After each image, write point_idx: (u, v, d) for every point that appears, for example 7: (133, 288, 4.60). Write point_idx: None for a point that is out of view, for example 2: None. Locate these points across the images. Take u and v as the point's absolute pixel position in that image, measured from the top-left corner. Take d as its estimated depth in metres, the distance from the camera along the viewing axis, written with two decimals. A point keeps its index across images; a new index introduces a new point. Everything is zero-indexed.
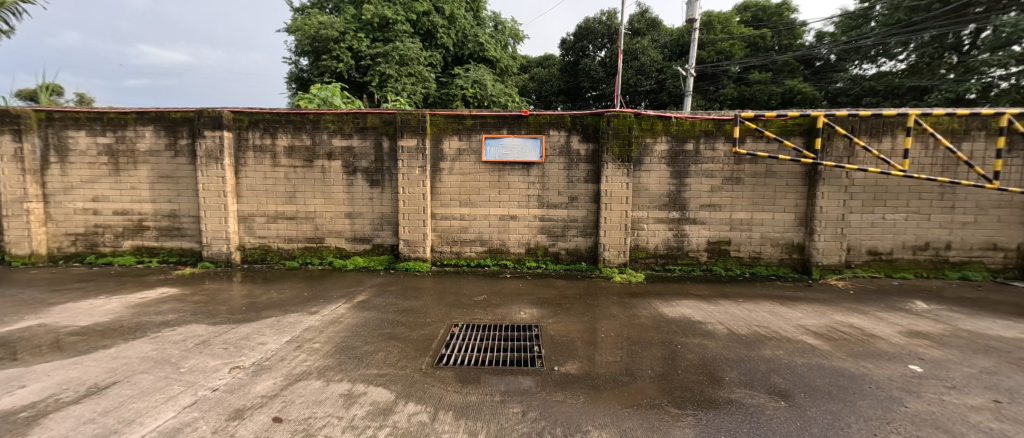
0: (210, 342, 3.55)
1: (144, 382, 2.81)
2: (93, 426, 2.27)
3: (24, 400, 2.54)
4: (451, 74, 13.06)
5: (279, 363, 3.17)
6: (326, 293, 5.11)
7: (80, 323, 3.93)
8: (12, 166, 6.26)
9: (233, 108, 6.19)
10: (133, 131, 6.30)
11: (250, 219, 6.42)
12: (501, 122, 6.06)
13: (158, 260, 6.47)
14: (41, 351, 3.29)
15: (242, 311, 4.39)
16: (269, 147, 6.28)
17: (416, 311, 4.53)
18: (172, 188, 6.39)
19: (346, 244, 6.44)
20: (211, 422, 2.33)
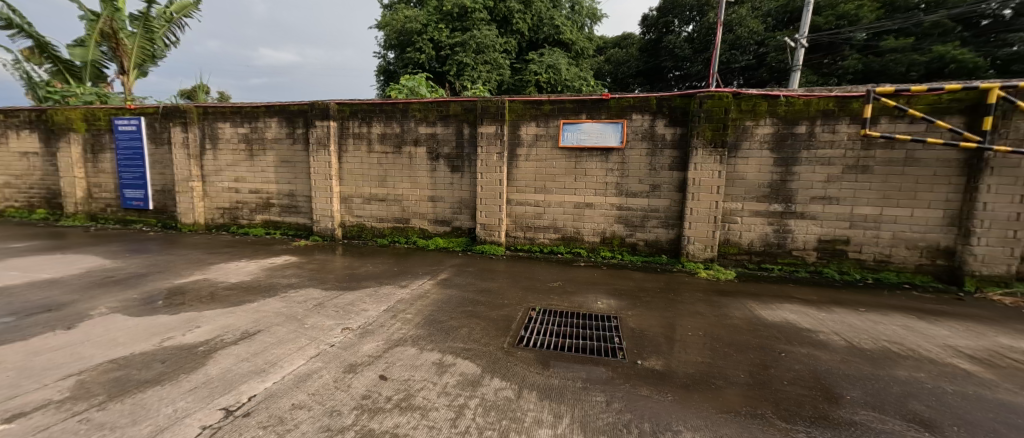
0: (324, 304, 4.08)
1: (280, 333, 3.34)
2: (247, 364, 2.77)
3: (200, 337, 3.18)
4: (525, 60, 13.02)
5: (381, 328, 3.53)
6: (412, 269, 5.54)
7: (230, 280, 4.79)
8: (181, 152, 7.73)
9: (337, 100, 6.89)
10: (263, 122, 7.35)
11: (349, 200, 7.16)
12: (579, 107, 5.90)
13: (280, 232, 7.58)
14: (206, 301, 4.07)
15: (345, 280, 4.97)
16: (365, 135, 6.89)
17: (493, 291, 4.71)
18: (290, 172, 7.37)
19: (428, 225, 6.87)
20: (329, 372, 2.70)
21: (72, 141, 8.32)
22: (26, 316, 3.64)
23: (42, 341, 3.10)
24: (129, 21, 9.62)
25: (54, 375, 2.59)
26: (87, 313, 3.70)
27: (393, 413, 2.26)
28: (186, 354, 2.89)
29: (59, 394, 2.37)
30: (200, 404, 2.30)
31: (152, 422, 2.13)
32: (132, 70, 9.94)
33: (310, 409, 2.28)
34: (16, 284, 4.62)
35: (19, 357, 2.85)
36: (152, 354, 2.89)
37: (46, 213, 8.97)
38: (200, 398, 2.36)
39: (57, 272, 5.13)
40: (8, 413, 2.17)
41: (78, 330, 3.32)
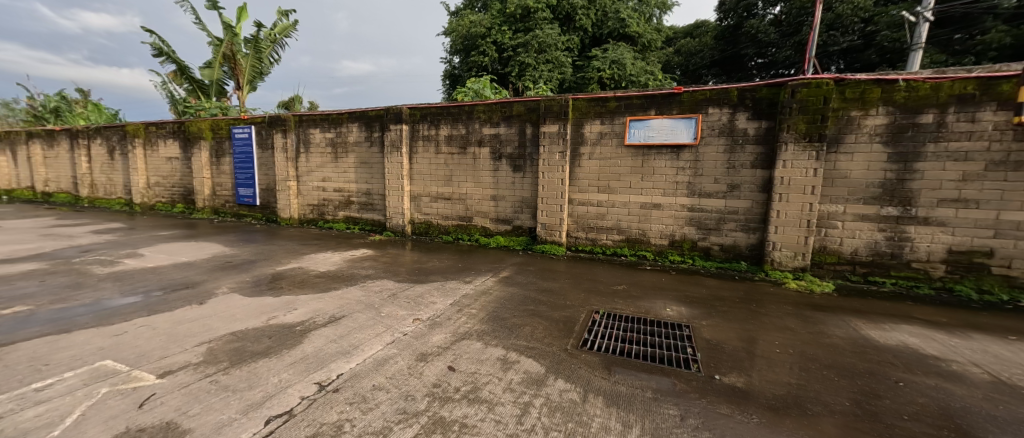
0: (397, 295, 4.33)
1: (360, 319, 3.62)
2: (334, 346, 3.10)
3: (297, 318, 3.62)
4: (588, 56, 12.73)
5: (450, 321, 3.67)
6: (475, 266, 5.68)
7: (318, 269, 5.30)
8: (280, 155, 8.72)
9: (410, 105, 7.28)
10: (346, 127, 8.02)
11: (418, 199, 7.52)
12: (648, 102, 5.61)
13: (359, 227, 8.21)
14: (299, 286, 4.56)
15: (414, 274, 5.23)
16: (434, 136, 7.20)
17: (555, 292, 4.65)
18: (368, 172, 7.95)
19: (490, 224, 6.99)
20: (404, 358, 2.91)
21: (202, 147, 9.75)
22: (171, 291, 4.40)
23: (182, 313, 3.76)
24: (243, 43, 11.13)
25: (193, 341, 3.18)
26: (213, 292, 4.36)
27: (462, 403, 2.36)
28: (285, 332, 3.33)
29: (196, 357, 2.91)
30: (298, 377, 2.66)
31: (262, 389, 2.51)
32: (245, 86, 11.67)
33: (388, 391, 2.49)
34: (162, 264, 5.53)
35: (166, 326, 3.48)
36: (260, 331, 3.37)
37: (184, 208, 10.69)
38: (298, 372, 2.72)
39: (192, 255, 6.07)
40: (161, 369, 2.73)
41: (206, 306, 3.94)
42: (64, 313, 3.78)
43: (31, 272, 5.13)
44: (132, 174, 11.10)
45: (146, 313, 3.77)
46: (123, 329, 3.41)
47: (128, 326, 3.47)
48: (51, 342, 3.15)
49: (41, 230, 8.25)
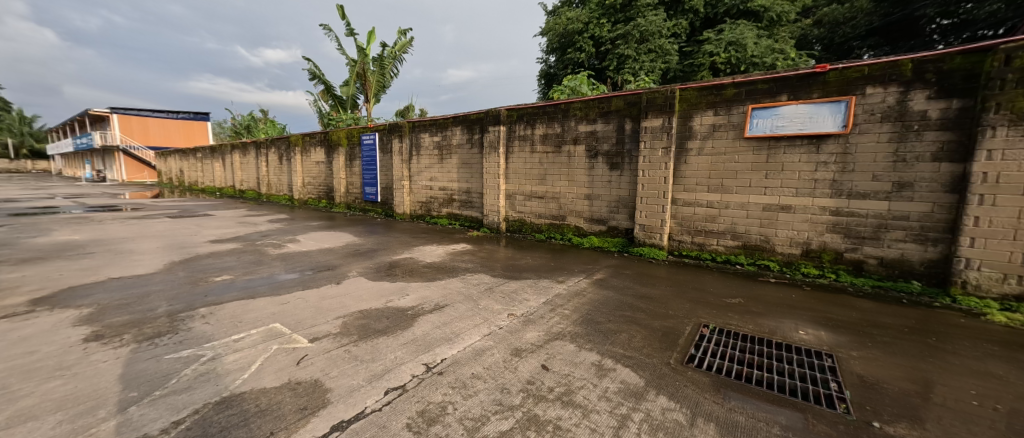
0: (493, 289, 4.42)
1: (461, 309, 3.83)
2: (439, 332, 3.36)
3: (410, 302, 4.01)
4: (698, 41, 11.64)
5: (541, 319, 3.63)
6: (567, 266, 5.52)
7: (425, 260, 5.72)
8: (396, 158, 9.69)
9: (507, 107, 7.41)
10: (450, 130, 8.53)
11: (513, 197, 7.60)
12: (778, 86, 4.80)
13: (459, 223, 8.65)
14: (409, 275, 4.97)
15: (508, 270, 5.28)
16: (529, 136, 7.21)
17: (655, 299, 4.24)
18: (468, 172, 8.34)
19: (584, 224, 6.73)
20: (499, 351, 3.02)
21: (340, 153, 11.45)
22: (318, 271, 5.22)
23: (325, 289, 4.44)
24: (371, 61, 12.90)
25: (334, 314, 3.74)
26: (346, 274, 5.04)
27: (555, 404, 2.37)
28: (400, 315, 3.71)
29: (335, 328, 3.43)
30: (410, 356, 2.96)
31: (382, 363, 2.87)
32: (373, 99, 13.47)
33: (485, 381, 2.63)
34: (311, 249, 6.55)
35: (314, 299, 4.13)
36: (381, 312, 3.81)
37: (326, 203, 12.55)
38: (411, 352, 3.03)
39: (333, 242, 7.10)
40: (311, 335, 3.30)
41: (343, 285, 4.59)
42: (250, 282, 4.72)
43: (232, 250, 6.51)
44: (293, 176, 13.55)
45: (301, 288, 4.51)
46: (287, 299, 4.17)
47: (292, 296, 4.24)
48: (240, 307, 3.95)
49: (237, 218, 10.55)
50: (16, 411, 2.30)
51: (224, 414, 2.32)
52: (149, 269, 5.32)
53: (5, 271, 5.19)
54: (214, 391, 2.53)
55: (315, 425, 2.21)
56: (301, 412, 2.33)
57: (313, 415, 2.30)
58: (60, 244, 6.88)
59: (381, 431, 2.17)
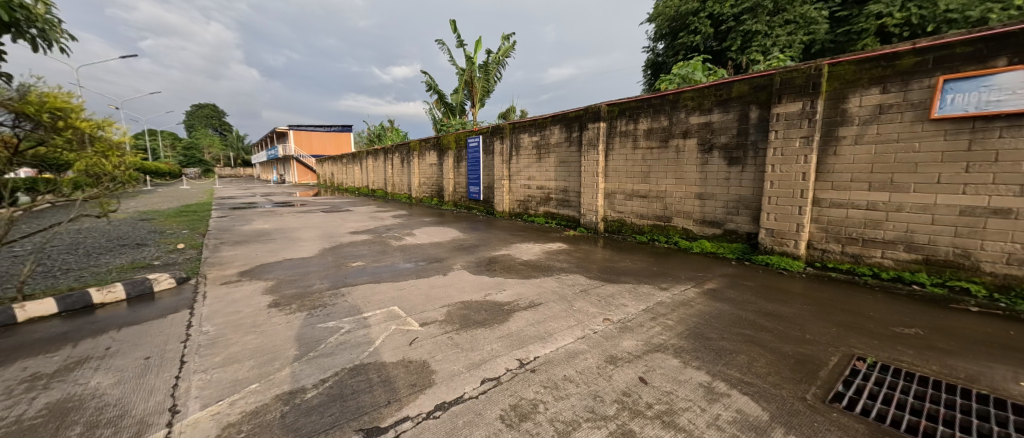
0: (588, 291, 4.14)
1: (554, 309, 3.65)
2: (533, 329, 3.24)
3: (508, 297, 3.99)
4: (856, 4, 9.81)
5: (640, 327, 3.26)
6: (673, 271, 4.94)
7: (522, 257, 5.70)
8: (498, 158, 9.96)
9: (608, 102, 7.00)
10: (549, 130, 8.43)
11: (612, 196, 7.14)
12: (993, 47, 3.57)
13: (556, 222, 8.49)
14: (505, 271, 4.98)
15: (606, 272, 4.92)
16: (631, 132, 6.69)
17: (784, 318, 3.50)
18: (565, 170, 8.13)
19: (694, 226, 5.99)
20: (592, 357, 2.79)
21: (449, 156, 12.34)
22: (429, 262, 5.57)
23: (435, 279, 4.71)
24: (478, 68, 13.55)
25: (441, 302, 3.90)
26: (451, 267, 5.29)
27: (655, 423, 2.11)
28: (497, 309, 3.69)
29: (441, 316, 3.56)
30: (505, 350, 2.91)
31: (480, 352, 2.87)
32: (478, 104, 14.15)
33: (577, 385, 2.46)
34: (423, 242, 7.08)
35: (424, 287, 4.41)
36: (481, 304, 3.85)
37: (436, 201, 13.56)
38: (506, 345, 2.97)
39: (442, 237, 7.58)
40: (421, 320, 3.47)
41: (448, 276, 4.81)
42: (377, 270, 5.24)
43: (364, 240, 7.39)
44: (411, 176, 15.03)
45: (415, 276, 4.87)
46: (404, 285, 4.52)
47: (409, 283, 4.58)
48: (367, 289, 4.41)
49: (370, 213, 12.10)
50: (230, 354, 2.93)
51: (354, 379, 2.57)
52: (308, 253, 6.30)
53: (226, 248, 6.78)
54: (351, 357, 2.85)
55: (420, 403, 2.32)
56: (412, 387, 2.47)
57: (421, 392, 2.42)
58: (253, 230, 8.74)
59: (476, 418, 2.18)
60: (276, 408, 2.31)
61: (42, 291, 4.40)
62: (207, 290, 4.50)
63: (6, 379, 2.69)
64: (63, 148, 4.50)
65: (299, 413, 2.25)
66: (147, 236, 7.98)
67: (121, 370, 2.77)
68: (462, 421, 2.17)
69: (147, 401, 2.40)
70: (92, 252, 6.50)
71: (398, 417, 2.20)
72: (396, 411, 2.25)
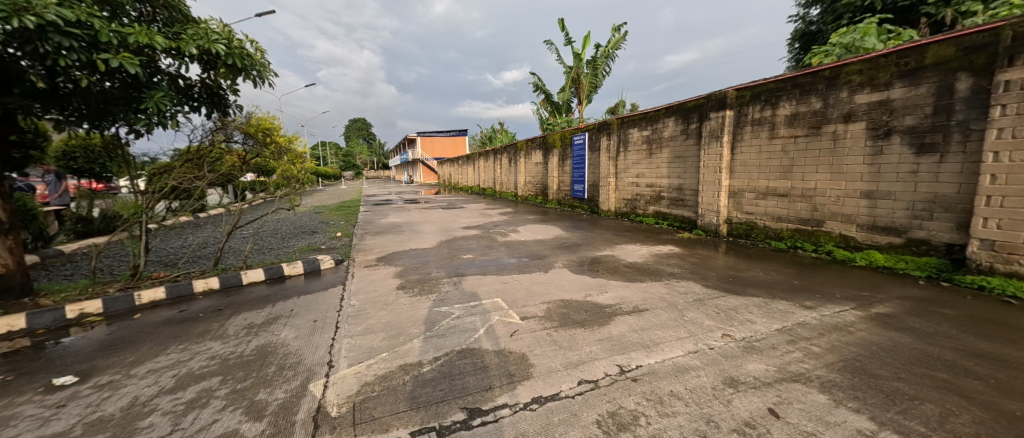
0: (705, 302, 3.57)
1: (662, 317, 3.23)
2: (635, 337, 2.88)
3: (609, 300, 3.67)
4: None
5: (770, 350, 2.64)
6: (822, 287, 3.99)
7: (628, 260, 5.27)
8: (604, 155, 9.52)
9: (737, 86, 6.07)
10: (662, 123, 7.71)
11: (739, 194, 6.16)
12: None
13: (667, 223, 7.72)
14: (610, 273, 4.64)
15: (729, 282, 4.21)
16: (768, 119, 5.66)
17: (1009, 364, 2.48)
18: (681, 166, 7.33)
19: (858, 232, 4.80)
20: (706, 375, 2.34)
21: (554, 154, 12.27)
22: (530, 259, 5.51)
23: (535, 276, 4.62)
24: (585, 65, 13.19)
25: (540, 299, 3.77)
26: (552, 264, 5.14)
27: None
28: (598, 311, 3.42)
29: (541, 312, 3.42)
30: (604, 354, 2.63)
31: (578, 353, 2.65)
32: (585, 101, 13.70)
33: (685, 404, 2.09)
34: (527, 239, 7.11)
35: (526, 283, 4.36)
36: (581, 304, 3.61)
37: (541, 199, 13.61)
38: (605, 349, 2.69)
39: (544, 234, 7.51)
40: (521, 314, 3.39)
41: (549, 274, 4.68)
42: (484, 263, 5.39)
43: (471, 235, 7.74)
44: (517, 175, 15.38)
45: (518, 271, 4.85)
46: (508, 279, 4.54)
47: (511, 278, 4.58)
48: (476, 280, 4.55)
49: (479, 210, 12.73)
50: (370, 325, 3.26)
51: (461, 361, 2.60)
52: (427, 244, 6.85)
53: (367, 237, 7.78)
54: (461, 341, 2.89)
55: (517, 393, 2.22)
56: (510, 377, 2.38)
57: (520, 383, 2.32)
58: (387, 222, 9.95)
59: (572, 418, 1.99)
60: (400, 375, 2.44)
61: (255, 263, 5.62)
62: (356, 271, 5.14)
63: (235, 324, 3.42)
64: (269, 158, 6.03)
65: (419, 383, 2.33)
66: (319, 225, 9.74)
67: (298, 328, 3.29)
68: (557, 418, 2.00)
69: (314, 354, 2.78)
70: (285, 236, 8.15)
71: (498, 402, 2.14)
72: (497, 396, 2.19)
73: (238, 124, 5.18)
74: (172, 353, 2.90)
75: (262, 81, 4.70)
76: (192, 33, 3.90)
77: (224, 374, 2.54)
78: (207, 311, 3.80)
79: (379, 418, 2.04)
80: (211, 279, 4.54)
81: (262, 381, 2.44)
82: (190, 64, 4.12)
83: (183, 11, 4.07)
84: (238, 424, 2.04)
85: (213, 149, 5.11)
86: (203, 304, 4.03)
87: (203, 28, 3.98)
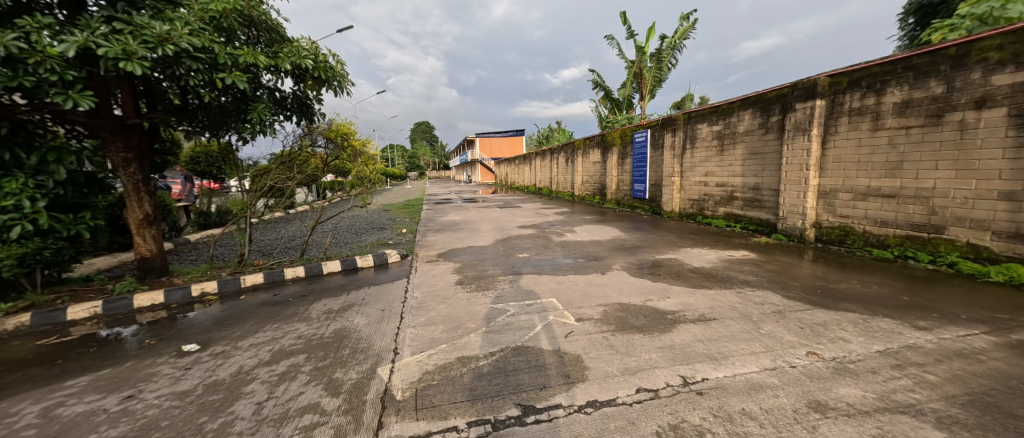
0: (786, 314, 3.17)
1: (734, 328, 2.91)
2: (701, 347, 2.63)
3: (672, 307, 3.41)
4: None
5: (870, 374, 2.25)
6: (941, 305, 3.35)
7: (695, 264, 4.88)
8: (668, 153, 8.97)
9: (830, 72, 5.36)
10: (737, 116, 7.07)
11: (831, 194, 5.43)
12: None
13: (741, 226, 7.05)
14: (673, 277, 4.33)
15: (816, 293, 3.71)
16: (871, 108, 4.92)
17: None
18: (759, 163, 6.66)
19: (996, 241, 4.00)
20: (787, 395, 2.05)
21: (614, 153, 11.84)
22: (587, 260, 5.33)
23: (592, 277, 4.45)
24: (649, 58, 12.52)
25: (597, 301, 3.61)
26: (610, 266, 4.92)
27: None
28: (659, 317, 3.18)
29: (597, 315, 3.27)
30: (665, 362, 2.43)
31: (637, 359, 2.47)
32: (648, 96, 13.03)
33: (760, 425, 1.84)
34: (584, 239, 6.91)
35: (582, 284, 4.21)
36: (640, 309, 3.40)
37: (598, 199, 13.20)
38: (667, 358, 2.49)
39: (602, 235, 7.25)
40: (577, 315, 3.27)
41: (606, 276, 4.48)
42: (539, 262, 5.32)
43: (527, 234, 7.71)
44: (574, 175, 15.08)
45: (573, 272, 4.71)
46: (563, 279, 4.43)
47: (565, 278, 4.46)
48: (531, 279, 4.49)
49: (535, 209, 12.68)
50: (430, 317, 3.34)
51: (515, 358, 2.55)
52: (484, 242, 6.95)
53: (427, 234, 8.10)
54: (516, 338, 2.86)
55: (571, 394, 2.12)
56: (564, 379, 2.28)
57: (573, 385, 2.21)
58: (447, 220, 10.28)
59: (629, 427, 1.85)
60: (457, 367, 2.46)
61: (334, 255, 6.12)
62: (418, 265, 5.35)
63: (317, 309, 3.72)
64: (348, 160, 6.46)
65: (474, 376, 2.33)
66: (387, 222, 10.36)
67: (368, 315, 3.48)
68: (613, 424, 1.87)
69: (382, 340, 2.91)
70: (358, 231, 8.77)
71: (552, 403, 2.05)
72: (551, 397, 2.11)
73: (322, 130, 5.63)
74: (269, 330, 3.21)
75: (342, 91, 5.07)
76: (287, 51, 4.30)
77: (308, 353, 2.75)
78: (295, 296, 4.18)
79: (438, 406, 2.06)
80: (298, 268, 4.98)
81: (338, 361, 2.60)
82: (286, 78, 4.54)
83: (280, 32, 4.51)
84: (319, 398, 2.16)
85: (301, 153, 5.65)
86: (292, 289, 4.45)
87: (296, 46, 4.36)
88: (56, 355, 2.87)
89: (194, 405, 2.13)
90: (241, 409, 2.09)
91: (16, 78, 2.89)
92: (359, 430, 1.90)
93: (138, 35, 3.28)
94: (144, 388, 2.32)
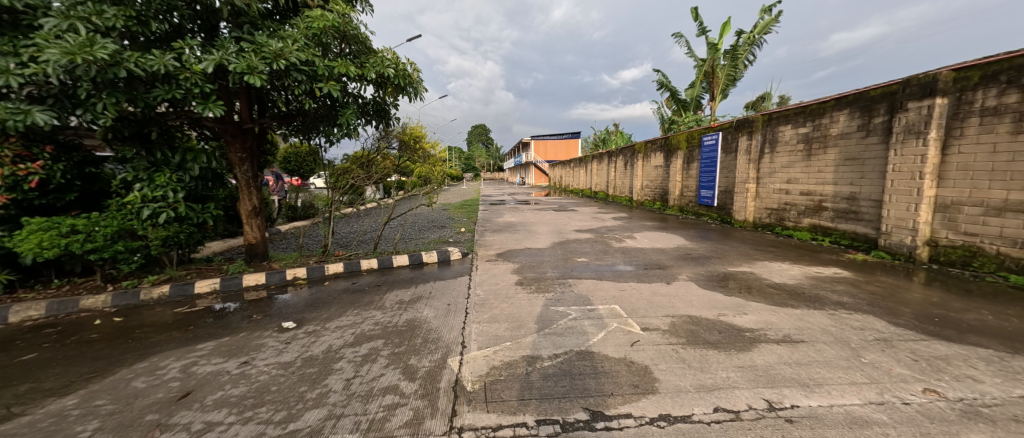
0: (892, 343, 2.79)
1: (827, 354, 2.63)
2: (788, 371, 2.41)
3: (749, 324, 3.16)
4: None
5: (1011, 422, 1.90)
6: None
7: (774, 279, 4.47)
8: (743, 157, 8.30)
9: (957, 65, 4.62)
10: (830, 117, 6.35)
11: (953, 208, 4.66)
12: None
13: (831, 240, 6.30)
14: (749, 293, 4.00)
15: (931, 322, 3.22)
16: (1013, 106, 4.16)
17: None
18: (858, 170, 5.91)
19: None
20: (899, 435, 1.82)
21: (679, 156, 11.20)
22: (649, 268, 5.13)
23: (656, 287, 4.27)
24: (722, 55, 11.69)
25: (662, 312, 3.47)
26: (675, 276, 4.68)
27: None
28: (736, 334, 2.96)
29: (663, 326, 3.15)
30: (745, 383, 2.27)
31: (712, 377, 2.33)
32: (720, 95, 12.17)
33: None
34: (646, 247, 6.64)
35: (647, 293, 4.04)
36: (712, 323, 3.19)
37: (660, 205, 12.57)
38: (747, 379, 2.31)
39: (666, 243, 6.90)
40: (642, 324, 3.17)
41: (671, 286, 4.27)
42: (599, 267, 5.22)
43: (586, 238, 7.60)
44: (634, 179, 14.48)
45: (635, 279, 4.56)
46: (624, 286, 4.30)
47: (627, 286, 4.33)
48: (592, 284, 4.42)
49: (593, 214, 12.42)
50: (494, 315, 3.44)
51: (580, 362, 2.54)
52: (542, 245, 6.97)
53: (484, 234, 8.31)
54: (578, 342, 2.85)
55: (639, 405, 2.07)
56: (633, 388, 2.23)
57: (643, 396, 2.15)
58: (504, 221, 10.47)
59: None
60: (522, 365, 2.51)
61: (401, 250, 6.50)
62: (478, 264, 5.52)
63: (390, 299, 3.99)
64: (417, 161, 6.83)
65: (539, 376, 2.36)
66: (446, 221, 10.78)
67: (435, 309, 3.67)
68: None
69: (450, 333, 3.05)
70: (421, 229, 9.23)
71: (621, 411, 2.02)
72: (619, 405, 2.08)
73: (397, 133, 6.00)
74: (349, 316, 3.51)
75: (417, 97, 5.40)
76: (372, 62, 4.64)
77: (385, 339, 2.97)
78: (371, 285, 4.53)
79: (507, 401, 2.12)
80: (371, 260, 5.39)
81: (412, 349, 2.78)
82: (371, 85, 4.92)
83: (368, 44, 4.88)
84: (398, 382, 2.33)
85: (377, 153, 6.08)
86: (367, 279, 4.82)
87: (381, 56, 4.71)
88: (188, 322, 3.40)
89: (295, 375, 2.42)
90: (333, 383, 2.32)
91: (171, 91, 3.53)
92: (435, 415, 2.02)
93: (259, 53, 3.79)
94: (256, 356, 2.68)
